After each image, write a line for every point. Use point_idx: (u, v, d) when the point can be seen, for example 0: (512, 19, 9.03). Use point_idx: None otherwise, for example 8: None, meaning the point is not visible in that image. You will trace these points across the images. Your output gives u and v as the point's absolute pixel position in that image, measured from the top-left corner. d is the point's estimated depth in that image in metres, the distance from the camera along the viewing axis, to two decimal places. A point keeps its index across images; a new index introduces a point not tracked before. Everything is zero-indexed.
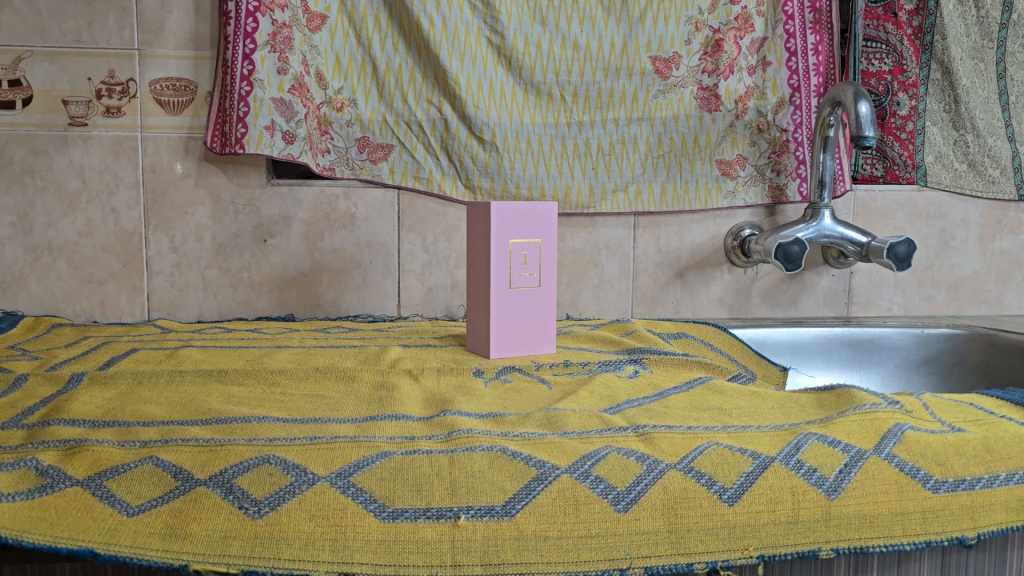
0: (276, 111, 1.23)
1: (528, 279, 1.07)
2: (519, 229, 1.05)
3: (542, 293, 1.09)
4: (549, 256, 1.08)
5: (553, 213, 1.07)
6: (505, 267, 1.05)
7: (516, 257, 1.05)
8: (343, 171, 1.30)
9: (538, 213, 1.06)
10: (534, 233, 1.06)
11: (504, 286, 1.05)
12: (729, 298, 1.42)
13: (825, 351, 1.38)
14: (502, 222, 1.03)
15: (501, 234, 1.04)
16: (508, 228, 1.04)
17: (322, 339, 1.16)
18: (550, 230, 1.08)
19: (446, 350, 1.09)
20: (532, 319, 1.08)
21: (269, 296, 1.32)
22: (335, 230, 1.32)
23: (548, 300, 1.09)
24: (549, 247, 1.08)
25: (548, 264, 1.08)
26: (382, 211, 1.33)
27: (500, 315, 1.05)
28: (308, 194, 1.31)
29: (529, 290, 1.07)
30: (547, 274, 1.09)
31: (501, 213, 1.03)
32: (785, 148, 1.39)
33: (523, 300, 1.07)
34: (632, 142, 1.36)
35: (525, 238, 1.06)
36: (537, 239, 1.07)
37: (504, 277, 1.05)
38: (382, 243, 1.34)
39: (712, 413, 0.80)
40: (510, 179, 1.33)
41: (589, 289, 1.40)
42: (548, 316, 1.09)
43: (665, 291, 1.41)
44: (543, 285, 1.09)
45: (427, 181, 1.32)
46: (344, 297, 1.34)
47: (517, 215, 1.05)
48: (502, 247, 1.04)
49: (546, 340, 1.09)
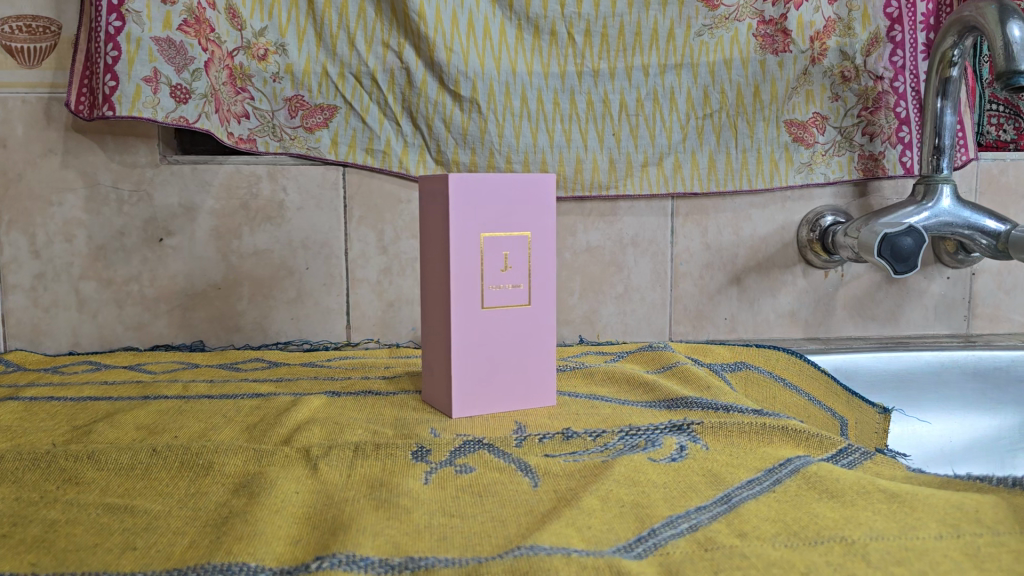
0: (160, 56, 0.87)
1: (509, 294, 0.69)
2: (497, 216, 0.68)
3: (532, 316, 0.71)
4: (544, 259, 0.71)
5: (552, 190, 0.70)
6: (472, 276, 0.67)
7: (490, 261, 0.68)
8: (267, 143, 0.93)
9: (527, 190, 0.68)
10: (520, 224, 0.69)
11: (472, 305, 0.68)
12: (804, 311, 1.02)
13: (940, 384, 0.98)
14: (468, 206, 0.66)
15: (466, 223, 0.66)
16: (478, 215, 0.67)
17: (218, 383, 0.80)
18: (545, 218, 0.70)
19: (390, 403, 0.72)
20: (515, 357, 0.71)
21: (168, 317, 0.96)
22: (258, 225, 0.96)
23: (542, 326, 0.72)
24: (543, 245, 0.70)
25: (542, 271, 0.71)
26: (322, 198, 0.96)
27: (462, 352, 0.68)
28: (219, 175, 0.95)
29: (510, 311, 0.70)
30: (541, 287, 0.71)
31: (466, 191, 0.66)
32: (880, 103, 0.99)
33: (501, 327, 0.70)
34: (667, 97, 0.97)
35: (505, 230, 0.68)
36: (525, 234, 0.69)
37: (472, 292, 0.68)
38: (323, 241, 0.97)
39: (834, 555, 0.42)
40: (498, 149, 0.95)
41: (610, 301, 1.00)
42: (540, 352, 0.72)
43: (716, 304, 1.00)
44: (535, 304, 0.71)
45: (383, 155, 0.95)
46: (271, 317, 0.97)
47: (494, 195, 0.67)
48: (467, 243, 0.67)
49: (535, 390, 0.72)
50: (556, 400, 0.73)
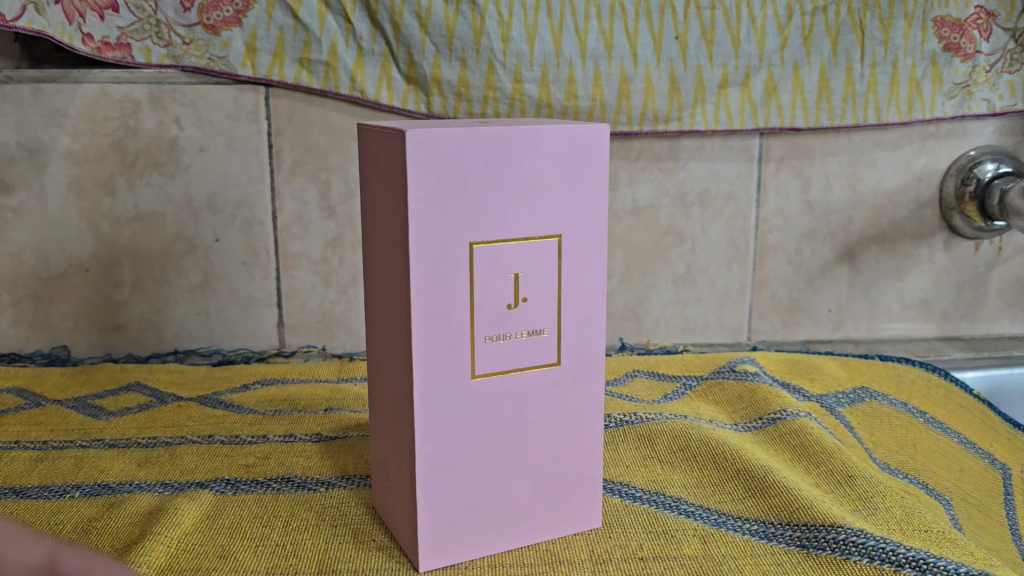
0: None
1: (523, 349, 0.38)
2: (499, 207, 0.36)
3: (564, 382, 0.40)
4: (585, 280, 0.39)
5: (601, 153, 0.38)
6: (453, 321, 0.37)
7: (487, 291, 0.37)
8: (149, 49, 0.61)
9: (554, 156, 0.37)
10: (545, 219, 0.38)
11: (455, 373, 0.37)
12: (942, 300, 0.70)
13: None
14: (444, 192, 0.35)
15: (440, 225, 0.35)
16: (463, 208, 0.36)
17: (51, 453, 0.50)
18: (588, 206, 0.39)
19: (309, 533, 0.41)
20: (532, 457, 0.40)
21: (15, 313, 0.65)
22: (140, 175, 0.63)
23: (582, 397, 0.41)
24: (586, 257, 0.39)
25: (583, 304, 0.39)
26: (234, 135, 0.63)
27: (435, 455, 0.38)
28: (75, 99, 0.62)
29: (526, 378, 0.39)
30: (580, 331, 0.40)
31: (441, 164, 0.35)
32: None
33: (509, 406, 0.39)
34: None
35: (517, 233, 0.37)
36: (553, 235, 0.38)
37: (453, 349, 0.37)
38: (239, 200, 0.64)
39: None
40: (501, 60, 0.62)
41: (664, 286, 0.69)
42: (576, 443, 0.41)
43: (818, 289, 0.69)
44: (569, 361, 0.40)
45: (326, 70, 0.62)
46: (167, 311, 0.66)
47: (494, 166, 0.36)
48: (445, 260, 0.36)
49: (567, 506, 0.42)
50: (601, 518, 0.43)
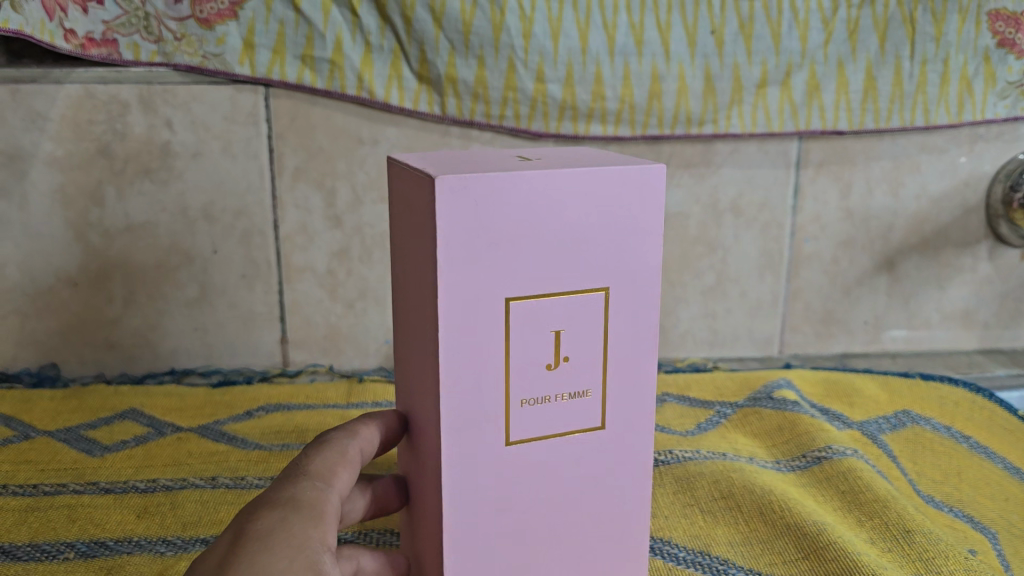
0: None
1: (563, 414, 0.34)
2: (539, 260, 0.32)
3: (608, 446, 0.36)
4: (635, 337, 0.35)
5: (655, 197, 0.34)
6: (487, 389, 0.33)
7: (524, 352, 0.33)
8: (137, 45, 0.56)
9: (602, 203, 0.33)
10: (591, 271, 0.33)
11: (488, 443, 0.33)
12: (985, 311, 0.67)
13: None
14: (479, 246, 0.31)
15: (474, 282, 0.31)
16: (499, 262, 0.31)
17: (42, 501, 0.46)
18: (640, 255, 0.34)
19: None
20: (574, 529, 0.36)
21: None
22: (130, 183, 0.59)
23: (631, 461, 0.37)
24: (635, 311, 0.35)
25: (631, 362, 0.35)
26: (232, 139, 0.59)
27: (465, 532, 0.34)
28: (59, 101, 0.57)
29: (567, 446, 0.35)
30: (629, 391, 0.36)
31: (474, 215, 0.30)
32: None
33: (548, 476, 0.35)
34: None
35: (557, 288, 0.33)
36: (599, 288, 0.34)
37: (486, 419, 0.33)
38: (237, 209, 0.60)
39: None
40: (523, 57, 0.57)
41: (692, 298, 0.65)
42: (623, 511, 0.37)
43: (854, 300, 0.66)
44: (615, 424, 0.36)
45: (331, 69, 0.57)
46: (161, 327, 0.62)
47: (535, 215, 0.32)
48: (479, 322, 0.32)
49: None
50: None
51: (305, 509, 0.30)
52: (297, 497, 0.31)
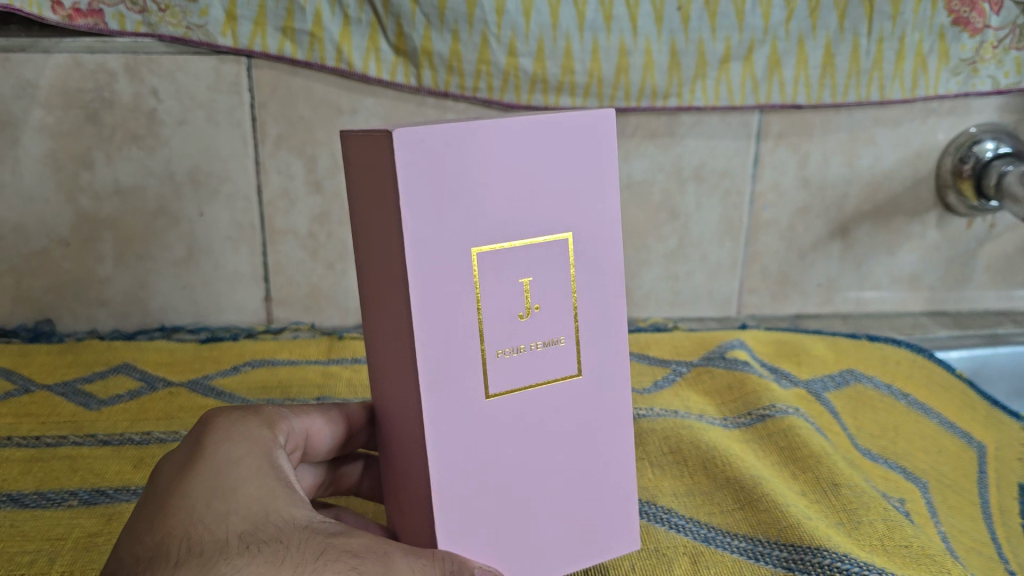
0: None
1: (536, 363, 0.35)
2: (502, 209, 0.33)
3: (587, 395, 0.36)
4: (602, 283, 0.36)
5: (610, 141, 0.35)
6: (460, 341, 0.33)
7: (494, 302, 0.33)
8: (121, 14, 0.57)
9: (561, 149, 0.33)
10: (554, 217, 0.34)
11: (466, 396, 0.33)
12: (931, 275, 0.71)
13: None
14: (440, 196, 0.31)
15: (440, 234, 0.32)
16: (460, 211, 0.32)
17: (45, 451, 0.50)
18: (599, 201, 0.35)
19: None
20: (558, 482, 0.36)
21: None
22: (117, 149, 0.61)
23: (610, 412, 0.37)
24: (598, 257, 0.36)
25: (599, 310, 0.36)
26: (215, 107, 0.61)
27: (452, 490, 0.34)
28: (47, 70, 0.59)
29: (543, 396, 0.35)
30: (601, 340, 0.36)
31: (434, 165, 0.31)
32: None
33: (529, 429, 0.35)
34: None
35: (522, 237, 0.33)
36: (560, 234, 0.34)
37: (463, 370, 0.33)
38: (222, 174, 0.63)
39: None
40: (495, 32, 0.59)
41: (656, 261, 0.68)
42: (606, 462, 0.38)
43: (809, 265, 0.69)
44: (590, 373, 0.36)
45: (312, 42, 0.59)
46: (150, 286, 0.65)
47: (495, 164, 0.32)
48: (448, 272, 0.32)
49: (601, 535, 0.38)
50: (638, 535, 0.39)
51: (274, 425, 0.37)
52: (273, 416, 0.38)
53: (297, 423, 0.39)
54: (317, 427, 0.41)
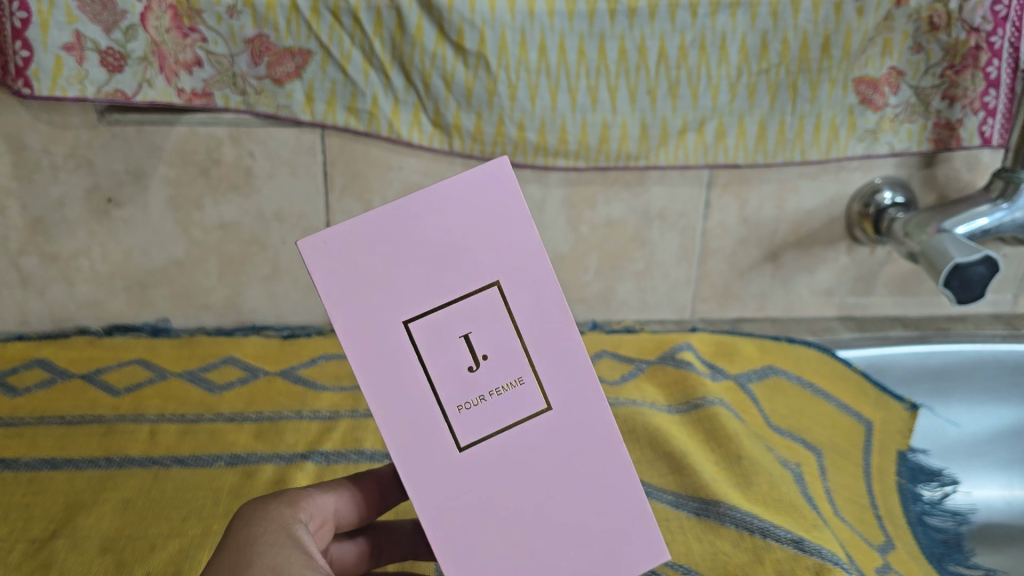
0: (82, 13, 0.68)
1: (490, 402, 0.43)
2: (425, 276, 0.42)
3: (558, 424, 0.44)
4: (543, 320, 0.43)
5: (505, 186, 0.42)
6: (415, 393, 0.42)
7: (437, 353, 0.42)
8: (225, 96, 0.76)
9: (458, 213, 0.42)
10: (478, 271, 0.42)
11: (434, 439, 0.42)
12: (842, 289, 0.92)
13: (982, 379, 0.89)
14: (362, 284, 0.41)
15: (380, 318, 0.41)
16: (383, 287, 0.41)
17: (190, 425, 0.71)
18: (513, 243, 0.43)
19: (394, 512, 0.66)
20: (555, 505, 0.44)
21: (128, 295, 0.85)
22: (221, 194, 0.81)
23: (586, 432, 0.45)
24: (527, 295, 0.43)
25: (540, 344, 0.44)
26: (296, 164, 0.81)
27: (451, 531, 0.43)
28: (171, 137, 0.79)
29: (504, 432, 0.44)
30: (555, 372, 0.44)
31: (352, 268, 0.41)
32: (969, 61, 0.80)
33: (509, 462, 0.44)
34: (718, 45, 0.78)
35: (451, 295, 0.42)
36: (487, 283, 0.42)
37: (423, 416, 0.42)
38: (300, 213, 0.83)
39: None
40: (509, 114, 0.78)
41: (629, 277, 0.90)
42: (593, 477, 0.45)
43: (747, 281, 0.91)
44: (557, 405, 0.44)
45: (371, 117, 0.78)
46: (244, 294, 0.86)
47: (401, 242, 0.41)
48: (396, 344, 0.42)
49: (619, 543, 0.45)
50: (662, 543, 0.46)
51: (291, 498, 0.46)
52: (294, 492, 0.47)
53: (325, 499, 0.48)
54: (350, 494, 0.50)
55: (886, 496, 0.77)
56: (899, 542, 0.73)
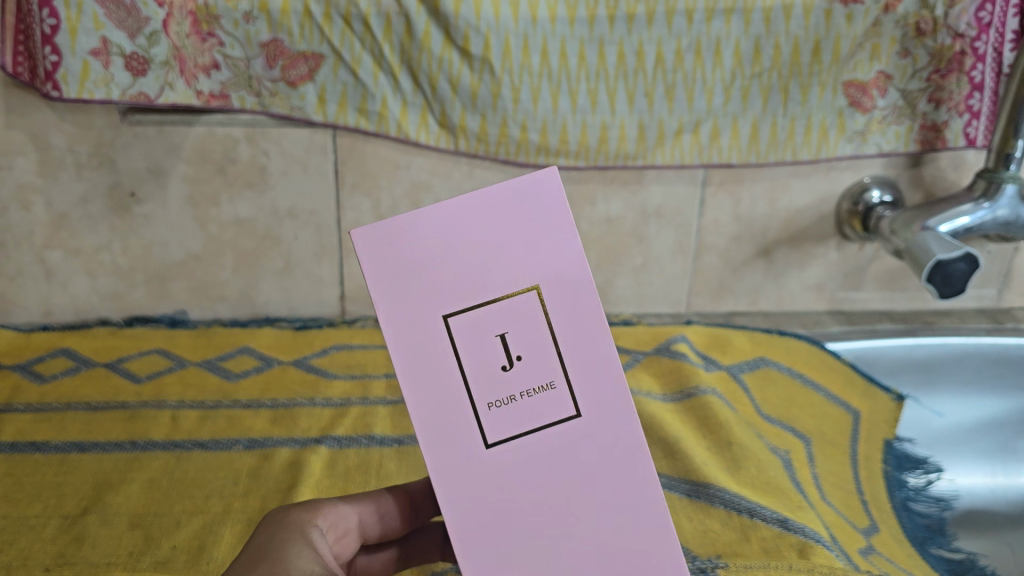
0: (108, 20, 0.71)
1: (527, 403, 0.43)
2: (468, 275, 0.41)
3: (593, 430, 0.43)
4: (581, 323, 0.43)
5: (554, 194, 0.42)
6: (452, 389, 0.42)
7: (473, 352, 0.42)
8: (242, 97, 0.80)
9: (504, 216, 0.42)
10: (517, 272, 0.42)
11: (467, 437, 0.42)
12: (832, 284, 0.96)
13: (965, 372, 0.93)
14: (405, 277, 0.41)
15: (416, 312, 0.41)
16: (425, 282, 0.41)
17: (209, 411, 0.75)
18: (557, 249, 0.42)
19: None
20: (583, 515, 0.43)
21: (147, 288, 0.89)
22: (237, 192, 0.85)
23: (620, 445, 0.43)
24: (568, 301, 0.43)
25: (580, 349, 0.43)
26: (309, 163, 0.85)
27: (474, 536, 0.42)
28: (190, 137, 0.82)
29: (536, 434, 0.43)
30: (591, 378, 0.43)
31: (391, 258, 0.41)
32: (954, 65, 0.83)
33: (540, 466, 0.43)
34: (712, 50, 0.81)
35: (491, 296, 0.42)
36: (528, 287, 0.42)
37: (457, 414, 0.42)
38: (312, 210, 0.87)
39: None
40: (512, 115, 0.82)
41: (627, 273, 0.94)
42: (625, 493, 0.43)
43: (740, 276, 0.95)
44: (592, 412, 0.43)
45: (380, 118, 0.82)
46: (258, 287, 0.90)
47: (448, 238, 0.41)
48: (431, 338, 0.41)
49: (647, 566, 0.43)
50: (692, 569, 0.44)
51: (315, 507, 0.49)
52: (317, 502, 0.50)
53: (349, 509, 0.51)
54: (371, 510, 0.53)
55: (872, 482, 0.81)
56: (883, 526, 0.77)
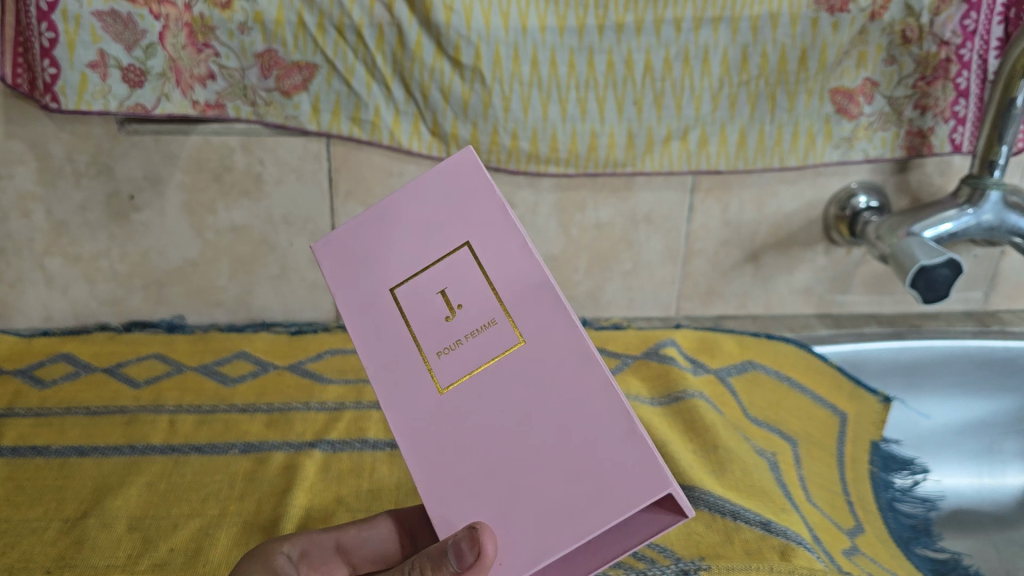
0: (105, 33, 0.73)
1: (472, 350, 0.46)
2: (411, 252, 0.48)
3: (533, 358, 0.46)
4: (511, 264, 0.47)
5: (473, 169, 0.48)
6: (404, 352, 0.47)
7: (423, 317, 0.47)
8: (237, 106, 0.81)
9: (432, 194, 0.48)
10: (452, 236, 0.48)
11: (417, 386, 0.46)
12: (819, 288, 0.98)
13: (952, 374, 0.94)
14: (358, 267, 0.48)
15: (372, 291, 0.47)
16: (376, 266, 0.48)
17: (206, 415, 0.77)
18: (483, 211, 0.48)
19: None
20: (538, 443, 0.45)
21: (145, 293, 0.91)
22: (233, 199, 0.87)
23: (564, 363, 0.46)
24: (496, 249, 0.47)
25: (513, 290, 0.47)
26: (303, 171, 0.86)
27: (438, 480, 0.45)
28: (186, 146, 0.84)
29: (482, 372, 0.46)
30: (527, 309, 0.46)
31: (347, 252, 0.48)
32: (939, 73, 0.84)
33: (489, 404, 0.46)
34: (700, 58, 0.82)
35: (431, 263, 0.47)
36: (460, 246, 0.47)
37: (410, 371, 0.47)
38: (306, 217, 0.88)
39: None
40: (503, 124, 0.83)
41: (617, 277, 0.95)
42: (575, 406, 0.45)
43: (729, 280, 0.96)
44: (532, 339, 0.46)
45: (373, 127, 0.83)
46: (254, 292, 0.92)
47: (389, 226, 0.48)
48: (385, 311, 0.47)
49: (613, 479, 0.44)
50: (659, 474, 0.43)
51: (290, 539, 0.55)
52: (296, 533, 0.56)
53: (325, 537, 0.57)
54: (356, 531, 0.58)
55: (857, 483, 0.82)
56: (868, 526, 0.78)
